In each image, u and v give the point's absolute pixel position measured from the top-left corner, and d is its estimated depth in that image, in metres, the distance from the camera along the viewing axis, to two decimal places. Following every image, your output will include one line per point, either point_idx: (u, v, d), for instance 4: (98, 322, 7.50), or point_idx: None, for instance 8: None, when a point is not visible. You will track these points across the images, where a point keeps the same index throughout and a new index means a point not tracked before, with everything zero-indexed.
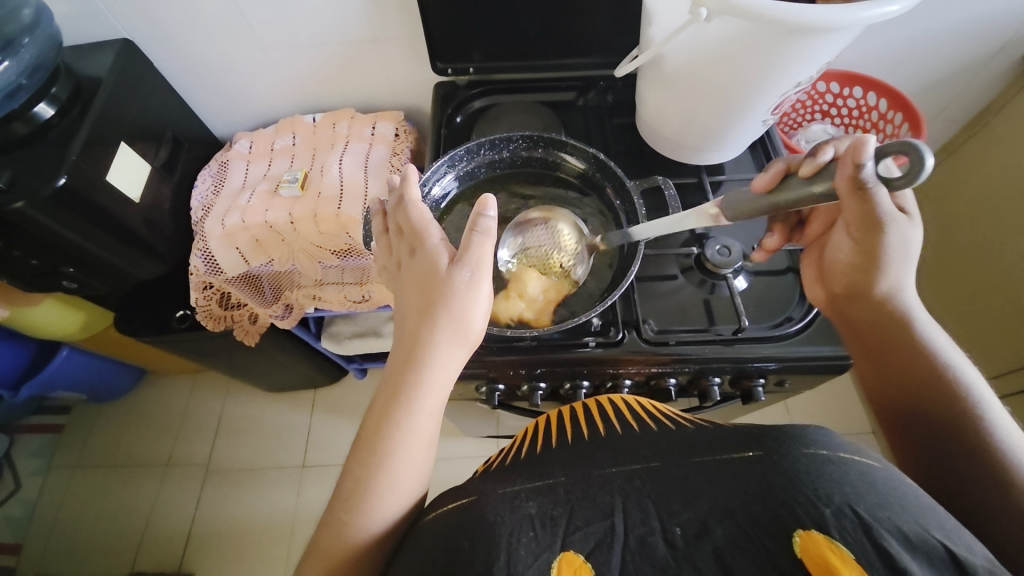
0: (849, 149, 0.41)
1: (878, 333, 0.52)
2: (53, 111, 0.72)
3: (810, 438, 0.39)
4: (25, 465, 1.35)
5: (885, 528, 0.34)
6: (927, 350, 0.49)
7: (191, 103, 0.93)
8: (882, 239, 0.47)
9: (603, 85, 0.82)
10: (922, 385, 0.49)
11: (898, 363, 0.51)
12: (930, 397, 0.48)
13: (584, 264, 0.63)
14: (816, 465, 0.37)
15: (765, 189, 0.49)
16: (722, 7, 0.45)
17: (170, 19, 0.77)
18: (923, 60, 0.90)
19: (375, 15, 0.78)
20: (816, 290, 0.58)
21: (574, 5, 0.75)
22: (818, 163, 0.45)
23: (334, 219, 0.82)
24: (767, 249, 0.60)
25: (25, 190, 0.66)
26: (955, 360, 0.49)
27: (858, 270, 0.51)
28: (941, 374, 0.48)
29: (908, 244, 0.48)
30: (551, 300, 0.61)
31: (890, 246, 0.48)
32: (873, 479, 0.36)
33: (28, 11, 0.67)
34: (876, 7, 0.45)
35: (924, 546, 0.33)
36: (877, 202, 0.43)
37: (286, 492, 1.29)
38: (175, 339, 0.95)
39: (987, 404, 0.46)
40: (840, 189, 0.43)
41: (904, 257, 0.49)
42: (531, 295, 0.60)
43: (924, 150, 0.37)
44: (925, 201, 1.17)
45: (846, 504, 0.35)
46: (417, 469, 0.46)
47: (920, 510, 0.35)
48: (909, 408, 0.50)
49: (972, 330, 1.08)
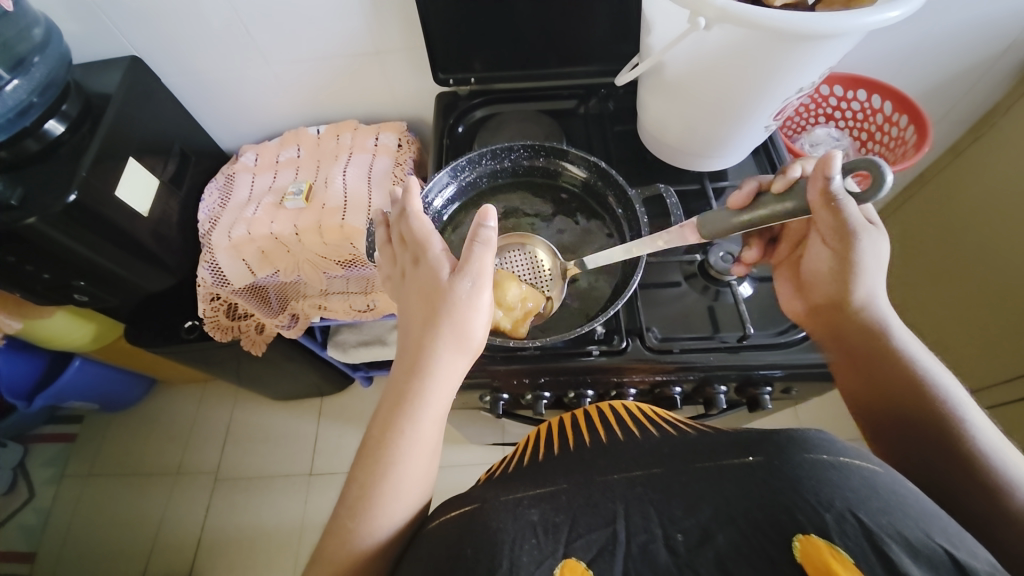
0: (818, 165, 0.45)
1: (859, 341, 0.51)
2: (63, 128, 0.73)
3: (811, 443, 0.38)
4: (39, 474, 1.36)
5: (887, 533, 0.33)
6: (906, 357, 0.48)
7: (198, 117, 0.95)
8: (857, 247, 0.48)
9: (604, 93, 0.83)
10: (902, 393, 0.47)
11: (879, 370, 0.49)
12: (910, 403, 0.47)
13: (558, 290, 0.63)
14: (817, 470, 0.37)
15: (739, 207, 0.51)
16: (720, 15, 0.45)
17: (177, 35, 0.78)
18: (928, 61, 0.89)
19: (377, 28, 0.79)
20: (795, 304, 0.58)
21: (575, 14, 0.75)
22: (788, 180, 0.48)
23: (338, 230, 0.83)
24: (746, 262, 0.61)
25: (38, 206, 0.67)
26: (934, 366, 0.48)
27: (838, 277, 0.51)
28: (922, 380, 0.47)
29: (879, 253, 0.49)
30: (530, 311, 0.59)
31: (864, 254, 0.49)
32: (875, 484, 0.36)
33: (38, 30, 0.69)
34: (876, 14, 0.44)
35: (925, 551, 0.32)
36: (848, 214, 0.46)
37: (294, 500, 1.29)
38: (184, 349, 0.96)
39: (966, 408, 0.45)
40: (813, 203, 0.46)
41: (877, 266, 0.50)
42: (511, 302, 0.58)
43: (884, 167, 0.42)
44: (931, 202, 1.15)
45: (847, 509, 0.34)
46: (424, 475, 0.46)
47: (920, 515, 0.34)
48: (889, 417, 0.48)
49: (983, 333, 1.07)
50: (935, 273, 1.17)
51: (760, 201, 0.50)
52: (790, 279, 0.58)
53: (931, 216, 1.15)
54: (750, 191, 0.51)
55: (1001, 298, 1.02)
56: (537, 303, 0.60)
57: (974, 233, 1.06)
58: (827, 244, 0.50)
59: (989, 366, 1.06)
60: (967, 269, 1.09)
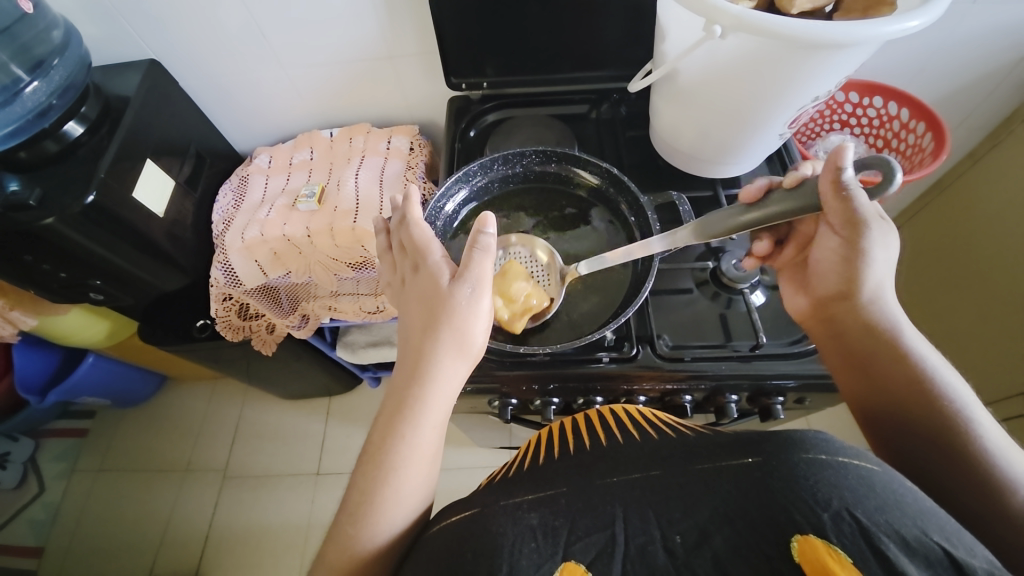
0: (827, 157, 0.44)
1: (858, 344, 0.50)
2: (82, 129, 0.74)
3: (809, 443, 0.38)
4: (50, 468, 1.39)
5: (883, 531, 0.33)
6: (909, 355, 0.47)
7: (214, 120, 0.96)
8: (866, 234, 0.46)
9: (617, 98, 0.83)
10: (904, 394, 0.46)
11: (879, 371, 0.48)
12: (912, 405, 0.46)
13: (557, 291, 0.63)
14: (815, 469, 0.36)
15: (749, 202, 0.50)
16: (736, 23, 0.45)
17: (195, 39, 0.80)
18: (946, 68, 0.88)
19: (391, 33, 0.79)
20: (798, 301, 0.56)
21: (589, 19, 0.75)
22: (796, 176, 0.48)
23: (350, 232, 0.84)
24: (757, 255, 0.59)
25: (56, 207, 0.68)
26: (937, 363, 0.47)
27: (844, 272, 0.49)
28: (924, 379, 0.46)
29: (889, 243, 0.47)
30: (532, 308, 0.59)
31: (873, 244, 0.46)
32: (872, 483, 0.36)
33: (58, 32, 0.71)
34: (894, 24, 0.44)
35: (922, 550, 0.32)
36: (857, 203, 0.45)
37: (300, 499, 1.30)
38: (195, 348, 0.98)
39: (972, 408, 0.44)
40: (824, 194, 0.45)
41: (888, 258, 0.48)
42: (514, 295, 0.59)
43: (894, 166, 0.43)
44: (949, 211, 1.13)
45: (844, 508, 0.34)
46: (425, 480, 0.46)
47: (919, 514, 0.34)
48: (888, 418, 0.48)
49: (999, 344, 1.05)
50: (952, 281, 1.16)
51: (770, 196, 0.49)
52: (795, 274, 0.57)
53: (950, 224, 1.13)
54: (761, 187, 0.50)
55: (1016, 308, 1.01)
56: (541, 301, 0.60)
57: (992, 241, 1.04)
58: (836, 234, 0.48)
59: (1000, 378, 1.05)
60: (983, 278, 1.08)
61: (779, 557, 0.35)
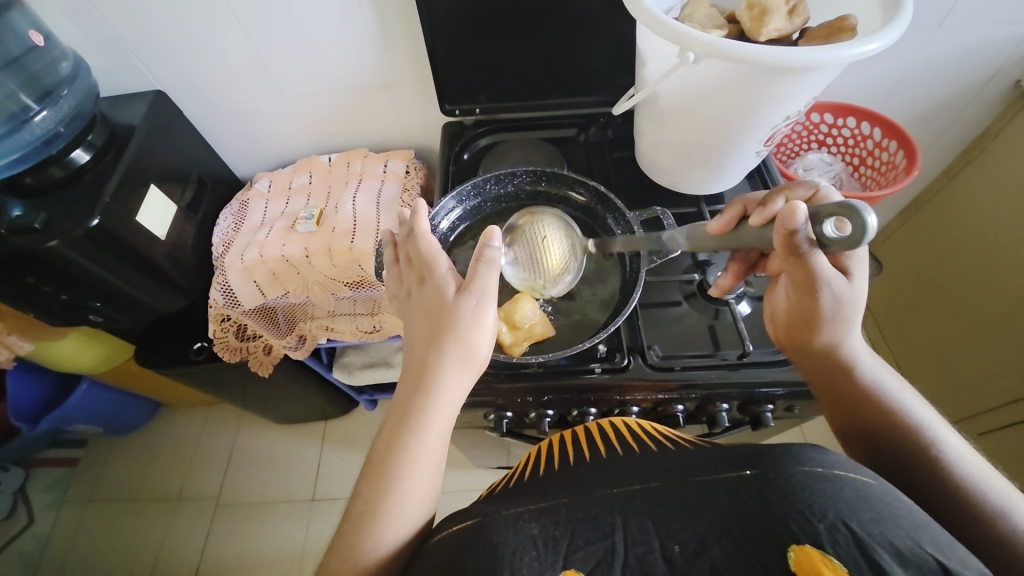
0: (779, 216, 0.41)
1: (823, 372, 0.50)
2: (88, 156, 0.77)
3: (806, 456, 0.39)
4: (38, 499, 1.35)
5: (877, 542, 0.34)
6: (876, 390, 0.48)
7: (218, 149, 1.00)
8: (818, 301, 0.45)
9: (603, 122, 0.87)
10: (883, 427, 0.47)
11: (847, 393, 0.49)
12: (886, 431, 0.47)
13: (574, 263, 0.66)
14: (810, 482, 0.37)
15: (720, 232, 0.52)
16: (707, 49, 0.48)
17: (197, 69, 0.83)
18: (917, 89, 0.92)
19: (388, 63, 0.84)
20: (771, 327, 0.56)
21: (575, 48, 0.80)
22: (763, 216, 0.48)
23: (348, 251, 0.86)
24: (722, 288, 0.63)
25: (61, 229, 0.70)
26: (902, 390, 0.48)
27: (804, 321, 0.48)
28: (895, 411, 0.47)
29: (846, 305, 0.45)
30: (534, 333, 0.62)
31: (827, 304, 0.45)
32: (868, 495, 0.36)
33: (66, 65, 0.74)
34: (853, 47, 0.47)
35: (915, 560, 0.33)
36: (815, 265, 0.43)
37: (295, 526, 1.28)
38: (192, 371, 0.98)
39: (940, 429, 0.45)
40: (779, 248, 0.43)
41: (844, 317, 0.46)
42: (519, 321, 0.61)
43: (865, 210, 0.37)
44: (933, 225, 1.17)
45: (840, 519, 0.35)
46: (427, 491, 0.47)
47: (912, 525, 0.35)
48: (871, 440, 0.48)
49: (988, 353, 1.06)
50: (934, 294, 1.18)
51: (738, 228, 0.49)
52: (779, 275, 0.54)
53: (936, 237, 1.16)
54: (731, 220, 0.51)
55: (1005, 314, 1.02)
56: (544, 330, 0.63)
57: (973, 254, 1.08)
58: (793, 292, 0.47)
59: (993, 387, 1.05)
60: (968, 288, 1.10)
61: (774, 565, 0.35)
